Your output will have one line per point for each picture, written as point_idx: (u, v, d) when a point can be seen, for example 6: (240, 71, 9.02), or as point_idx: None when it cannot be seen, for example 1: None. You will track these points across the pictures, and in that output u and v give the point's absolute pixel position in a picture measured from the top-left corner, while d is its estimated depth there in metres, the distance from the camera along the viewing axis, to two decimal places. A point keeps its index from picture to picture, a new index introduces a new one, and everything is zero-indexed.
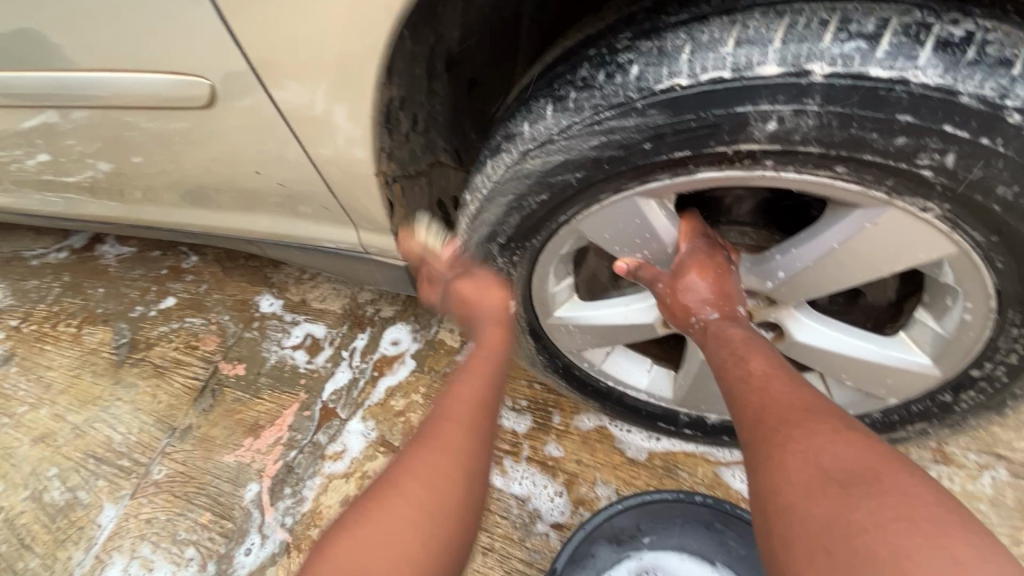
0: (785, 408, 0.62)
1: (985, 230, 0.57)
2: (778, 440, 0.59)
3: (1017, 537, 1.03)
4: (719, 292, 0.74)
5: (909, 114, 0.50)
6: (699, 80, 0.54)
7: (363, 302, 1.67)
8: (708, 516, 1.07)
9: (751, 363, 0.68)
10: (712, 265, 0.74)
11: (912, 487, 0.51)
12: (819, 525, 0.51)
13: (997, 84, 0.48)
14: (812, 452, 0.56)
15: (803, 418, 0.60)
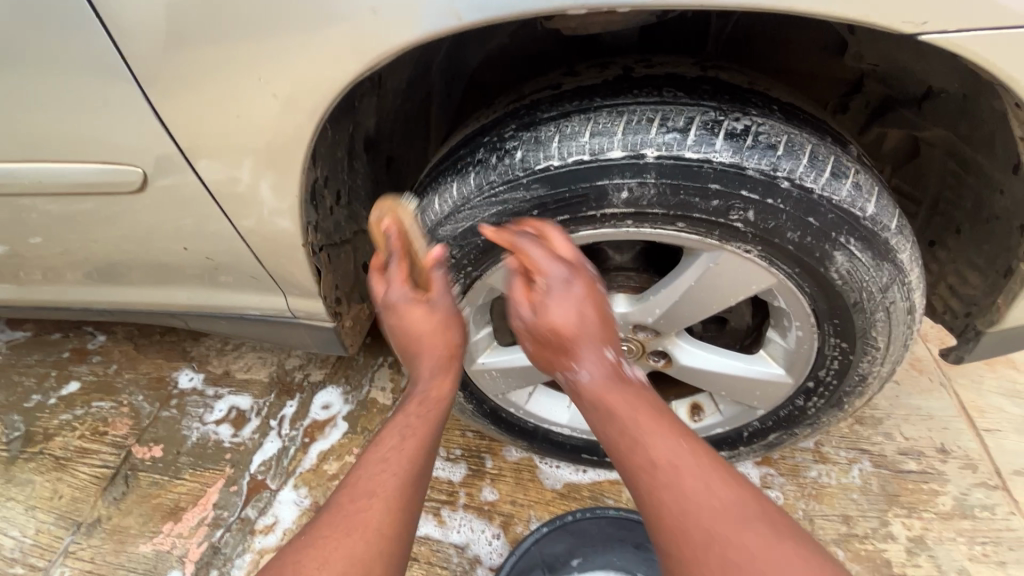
0: (657, 456, 0.67)
1: (790, 264, 0.75)
2: (655, 491, 0.65)
3: (885, 518, 1.20)
4: (580, 319, 0.74)
5: (716, 183, 0.67)
6: (567, 162, 0.69)
7: (290, 368, 1.67)
8: (640, 536, 1.19)
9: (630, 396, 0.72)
10: (571, 290, 0.74)
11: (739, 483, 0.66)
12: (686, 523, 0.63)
13: (770, 161, 0.67)
14: (675, 455, 0.67)
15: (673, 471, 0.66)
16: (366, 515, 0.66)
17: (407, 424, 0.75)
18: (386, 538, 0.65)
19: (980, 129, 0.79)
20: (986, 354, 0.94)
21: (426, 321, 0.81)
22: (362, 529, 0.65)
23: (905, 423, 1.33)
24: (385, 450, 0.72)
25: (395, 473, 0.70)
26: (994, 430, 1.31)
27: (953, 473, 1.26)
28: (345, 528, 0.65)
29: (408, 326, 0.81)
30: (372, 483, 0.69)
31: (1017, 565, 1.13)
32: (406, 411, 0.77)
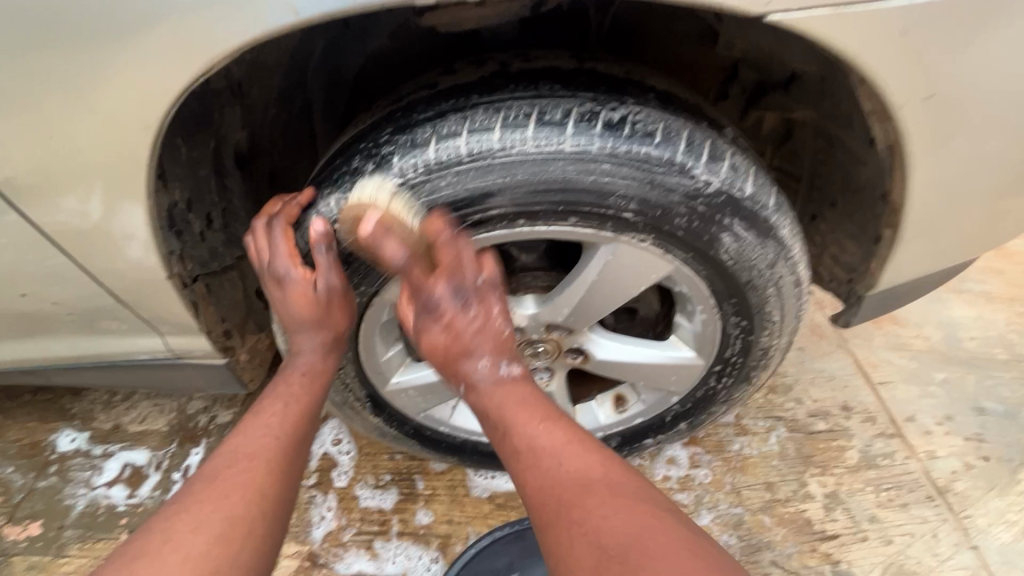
0: (524, 443, 0.69)
1: (684, 249, 0.75)
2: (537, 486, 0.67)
3: (803, 480, 1.27)
4: (443, 339, 0.75)
5: (599, 176, 0.67)
6: (447, 164, 0.66)
7: (193, 412, 1.51)
8: None
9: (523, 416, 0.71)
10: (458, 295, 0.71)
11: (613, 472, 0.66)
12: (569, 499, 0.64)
13: (649, 150, 0.67)
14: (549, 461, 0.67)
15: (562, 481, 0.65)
16: (241, 475, 0.65)
17: (282, 400, 0.75)
18: (265, 496, 0.65)
19: (837, 108, 0.84)
20: (870, 316, 1.00)
21: (297, 301, 0.75)
22: (234, 488, 0.64)
23: (811, 387, 1.42)
24: (258, 421, 0.72)
25: (272, 435, 0.71)
26: (887, 383, 1.43)
27: (856, 427, 1.35)
28: (214, 498, 0.63)
29: (286, 305, 0.77)
30: (243, 447, 0.68)
31: (917, 504, 1.23)
32: (282, 389, 0.77)
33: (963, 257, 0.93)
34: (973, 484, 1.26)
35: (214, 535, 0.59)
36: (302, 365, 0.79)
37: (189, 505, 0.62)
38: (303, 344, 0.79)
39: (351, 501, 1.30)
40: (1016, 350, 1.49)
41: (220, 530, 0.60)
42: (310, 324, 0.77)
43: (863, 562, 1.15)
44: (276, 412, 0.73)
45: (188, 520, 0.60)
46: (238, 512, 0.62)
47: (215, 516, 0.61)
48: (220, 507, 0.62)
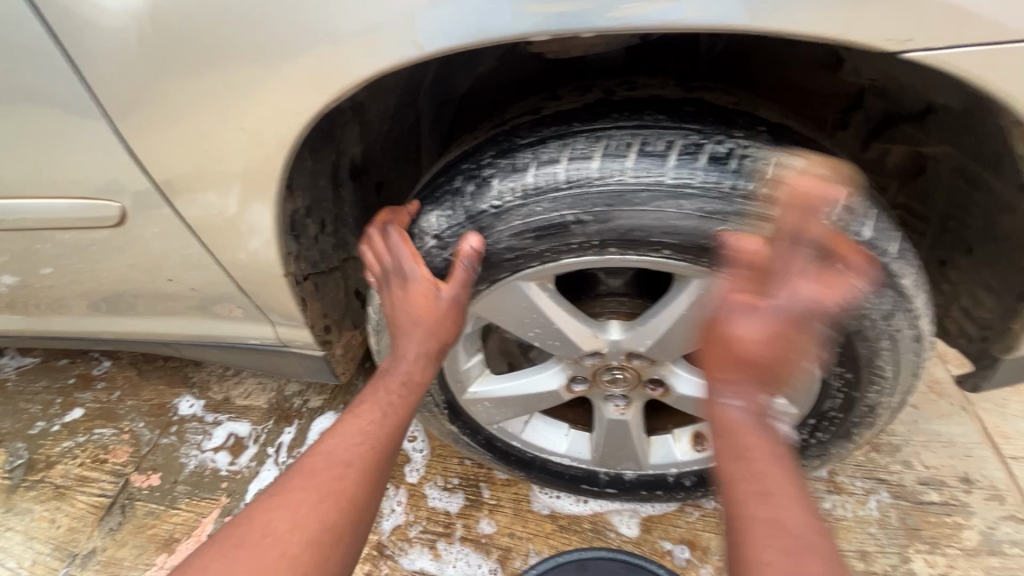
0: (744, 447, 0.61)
1: None
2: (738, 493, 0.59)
3: (906, 555, 1.12)
4: (724, 324, 0.64)
5: (699, 210, 0.66)
6: (545, 190, 0.68)
7: (290, 394, 1.66)
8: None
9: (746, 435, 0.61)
10: (412, 285, 0.76)
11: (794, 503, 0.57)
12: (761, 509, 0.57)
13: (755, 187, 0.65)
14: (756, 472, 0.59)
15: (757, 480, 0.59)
16: (337, 478, 0.69)
17: (374, 405, 0.76)
18: (359, 503, 0.69)
19: (985, 147, 0.75)
20: (1006, 380, 0.88)
21: (410, 300, 0.76)
22: (330, 491, 0.68)
23: (924, 450, 1.26)
24: (353, 423, 0.74)
25: (368, 444, 0.72)
26: (1020, 458, 1.24)
27: (978, 505, 1.18)
28: (311, 497, 0.67)
29: (402, 304, 0.77)
30: (340, 450, 0.72)
31: None
32: (372, 393, 0.78)
33: None
34: None
35: (309, 533, 0.65)
36: (399, 374, 0.79)
37: (290, 499, 0.67)
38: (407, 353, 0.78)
39: (420, 499, 1.36)
40: None
41: (312, 531, 0.65)
42: (419, 325, 0.77)
43: None
44: (377, 419, 0.75)
45: (292, 514, 0.65)
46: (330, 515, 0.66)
47: (313, 519, 0.65)
48: (316, 508, 0.66)
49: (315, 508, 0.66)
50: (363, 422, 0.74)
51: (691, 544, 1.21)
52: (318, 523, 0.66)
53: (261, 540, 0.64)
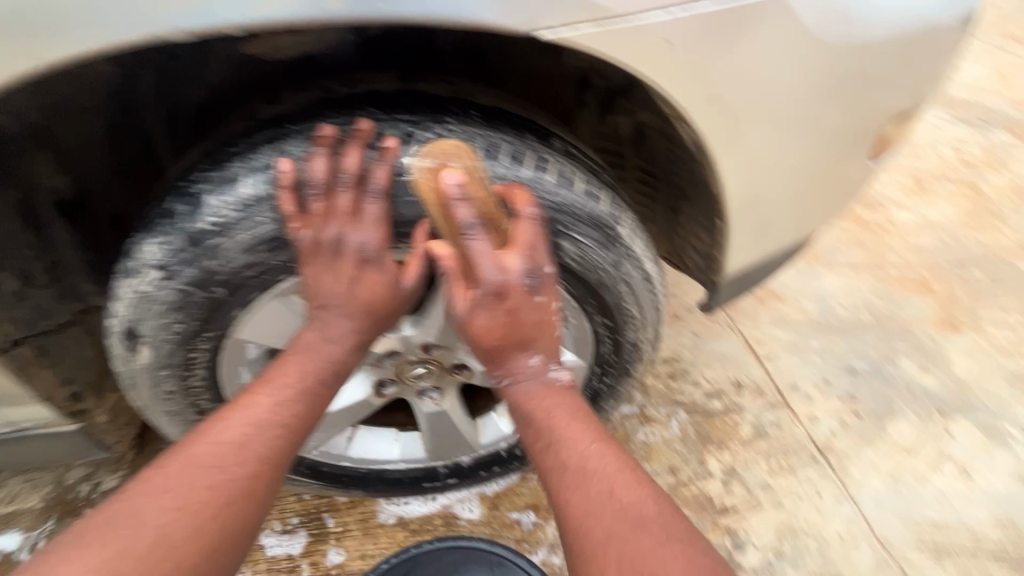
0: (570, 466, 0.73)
1: None
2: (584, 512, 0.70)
3: (703, 459, 1.31)
4: (347, 293, 0.74)
5: (427, 196, 0.72)
6: (261, 197, 0.69)
7: (73, 482, 1.35)
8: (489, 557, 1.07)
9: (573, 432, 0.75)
10: (328, 243, 0.70)
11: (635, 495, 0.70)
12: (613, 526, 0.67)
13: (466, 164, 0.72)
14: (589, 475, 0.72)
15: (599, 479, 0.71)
16: (244, 481, 0.68)
17: (292, 394, 0.75)
18: (256, 496, 0.69)
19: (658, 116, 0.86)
20: (730, 298, 1.06)
21: (351, 281, 0.74)
22: (233, 495, 0.67)
23: (707, 368, 1.48)
24: (265, 417, 0.72)
25: (276, 437, 0.72)
26: (772, 356, 1.51)
27: (748, 401, 1.42)
28: (205, 481, 0.66)
29: (333, 280, 0.73)
30: (248, 449, 0.70)
31: (803, 467, 1.30)
32: (295, 375, 0.75)
33: (799, 234, 1.00)
34: (850, 441, 1.34)
35: (191, 520, 0.63)
36: (320, 355, 0.77)
37: (185, 479, 0.65)
38: (328, 330, 0.76)
39: (257, 552, 1.23)
40: (879, 311, 1.61)
41: (199, 514, 0.64)
42: (354, 305, 0.75)
43: (758, 529, 1.21)
44: (289, 404, 0.74)
45: (183, 495, 0.64)
46: (221, 501, 0.66)
47: (202, 506, 0.64)
48: (207, 495, 0.65)
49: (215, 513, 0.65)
50: (271, 409, 0.73)
51: (534, 507, 1.28)
52: (207, 507, 0.65)
53: (144, 515, 0.62)
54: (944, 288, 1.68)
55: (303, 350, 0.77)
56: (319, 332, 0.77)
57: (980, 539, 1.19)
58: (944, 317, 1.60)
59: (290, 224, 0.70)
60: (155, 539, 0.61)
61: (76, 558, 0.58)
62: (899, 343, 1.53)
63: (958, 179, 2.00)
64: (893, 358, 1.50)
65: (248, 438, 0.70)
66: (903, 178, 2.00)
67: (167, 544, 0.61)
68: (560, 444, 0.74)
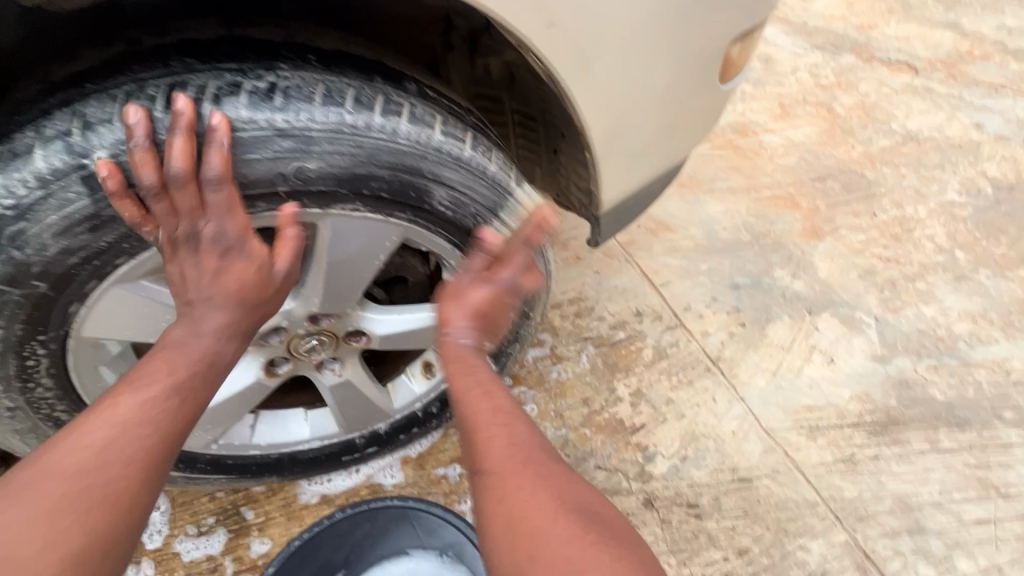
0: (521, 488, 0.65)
1: (401, 210, 0.75)
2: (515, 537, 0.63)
3: (613, 386, 1.40)
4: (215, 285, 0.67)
5: (269, 153, 0.63)
6: (61, 170, 0.59)
7: None
8: (398, 515, 0.94)
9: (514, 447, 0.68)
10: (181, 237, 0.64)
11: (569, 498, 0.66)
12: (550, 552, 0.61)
13: (308, 114, 0.64)
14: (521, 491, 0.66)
15: (513, 450, 0.67)
16: (108, 488, 0.57)
17: (164, 390, 0.63)
18: (131, 508, 0.58)
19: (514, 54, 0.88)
20: (613, 229, 1.10)
21: (211, 273, 0.66)
22: (90, 506, 0.56)
23: (609, 302, 1.55)
24: (125, 417, 0.61)
25: (150, 437, 0.61)
26: (667, 283, 1.61)
27: (648, 327, 1.51)
28: (55, 502, 0.55)
29: (198, 276, 0.66)
30: (110, 452, 0.59)
31: (699, 378, 1.42)
32: (167, 368, 0.65)
33: (668, 162, 1.05)
34: (736, 348, 1.48)
35: (50, 543, 0.53)
36: (194, 350, 0.67)
37: (33, 501, 0.54)
38: (199, 322, 0.67)
39: (172, 559, 1.16)
40: (756, 229, 1.76)
41: (52, 538, 0.53)
42: (222, 297, 0.67)
43: (664, 439, 1.30)
44: (162, 400, 0.63)
45: (32, 519, 0.53)
46: (81, 520, 0.55)
47: (56, 529, 0.54)
48: (64, 515, 0.54)
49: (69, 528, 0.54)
50: (137, 409, 0.61)
51: (460, 460, 1.30)
52: (64, 529, 0.54)
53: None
54: (808, 202, 1.86)
55: (173, 344, 0.66)
56: (190, 322, 0.67)
57: (843, 410, 1.35)
58: (809, 228, 1.78)
59: (105, 200, 0.60)
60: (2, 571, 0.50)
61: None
62: (774, 256, 1.69)
63: (815, 102, 2.19)
64: (769, 270, 1.65)
65: (113, 443, 0.59)
66: (770, 106, 2.15)
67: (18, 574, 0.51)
68: (475, 426, 0.70)
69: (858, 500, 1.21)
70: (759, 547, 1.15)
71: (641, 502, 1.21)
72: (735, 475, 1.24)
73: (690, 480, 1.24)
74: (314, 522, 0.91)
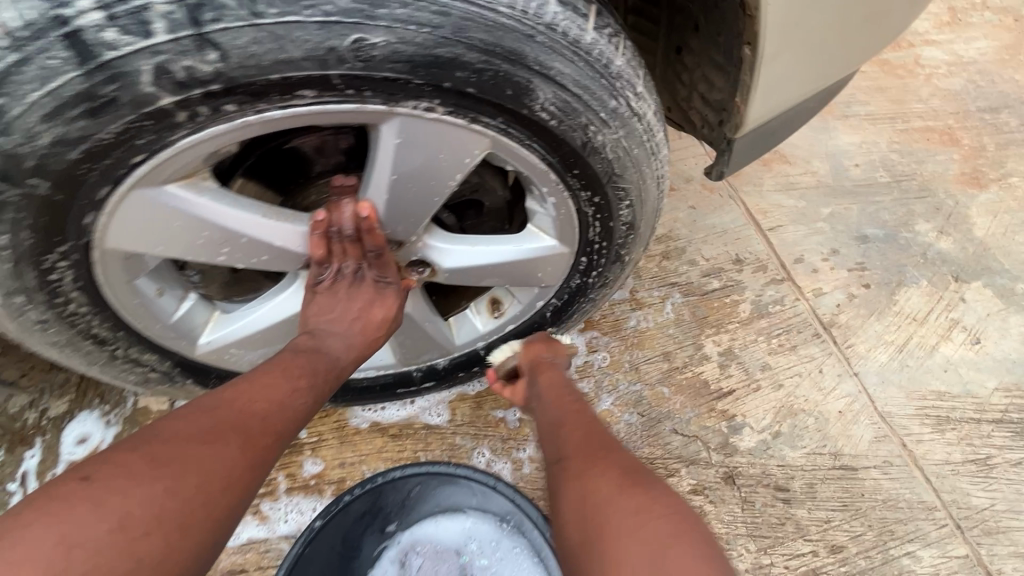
0: (578, 456, 0.75)
1: (490, 113, 0.56)
2: (570, 512, 0.68)
3: (700, 342, 1.21)
4: (359, 318, 0.80)
5: (319, 14, 0.45)
6: (33, 22, 0.41)
7: (17, 411, 1.28)
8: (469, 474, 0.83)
9: (573, 433, 0.81)
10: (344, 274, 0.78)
11: (629, 468, 0.71)
12: (614, 516, 0.64)
13: None
14: (585, 478, 0.70)
15: (588, 444, 0.77)
16: (269, 452, 0.64)
17: (306, 383, 0.72)
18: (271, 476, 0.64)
19: None
20: (745, 160, 0.86)
21: (363, 305, 0.80)
22: (264, 458, 0.63)
23: (704, 245, 1.32)
24: (285, 398, 0.68)
25: (296, 420, 0.69)
26: (777, 228, 1.35)
27: (749, 278, 1.29)
28: (232, 447, 0.60)
29: (347, 308, 0.79)
30: (272, 423, 0.65)
31: (805, 344, 1.21)
32: (311, 367, 0.74)
33: (838, 73, 0.78)
34: (855, 314, 1.24)
35: (223, 482, 0.58)
36: (323, 357, 0.76)
37: (211, 437, 0.60)
38: (330, 339, 0.78)
39: None
40: (898, 170, 1.43)
41: (226, 477, 0.58)
42: (367, 323, 0.80)
43: (756, 411, 1.13)
44: (304, 390, 0.71)
45: (208, 455, 0.58)
46: (244, 470, 0.60)
47: (228, 470, 0.59)
48: (234, 460, 0.60)
49: (240, 477, 0.59)
50: (289, 391, 0.69)
51: None
52: (230, 472, 0.59)
53: (169, 464, 0.56)
54: (971, 139, 1.48)
55: (307, 349, 0.76)
56: (324, 335, 0.78)
57: (984, 402, 1.12)
58: (969, 172, 1.43)
59: (103, 71, 0.44)
60: (182, 493, 0.55)
61: (100, 508, 0.51)
62: (917, 205, 1.38)
63: (997, 8, 1.70)
64: (909, 223, 1.35)
65: (274, 409, 0.66)
66: (936, 9, 1.69)
67: (195, 500, 0.55)
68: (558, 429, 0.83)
69: (989, 510, 1.01)
70: (857, 547, 1.00)
71: (722, 477, 1.07)
72: (836, 461, 1.07)
73: (781, 460, 1.08)
74: (370, 475, 0.81)
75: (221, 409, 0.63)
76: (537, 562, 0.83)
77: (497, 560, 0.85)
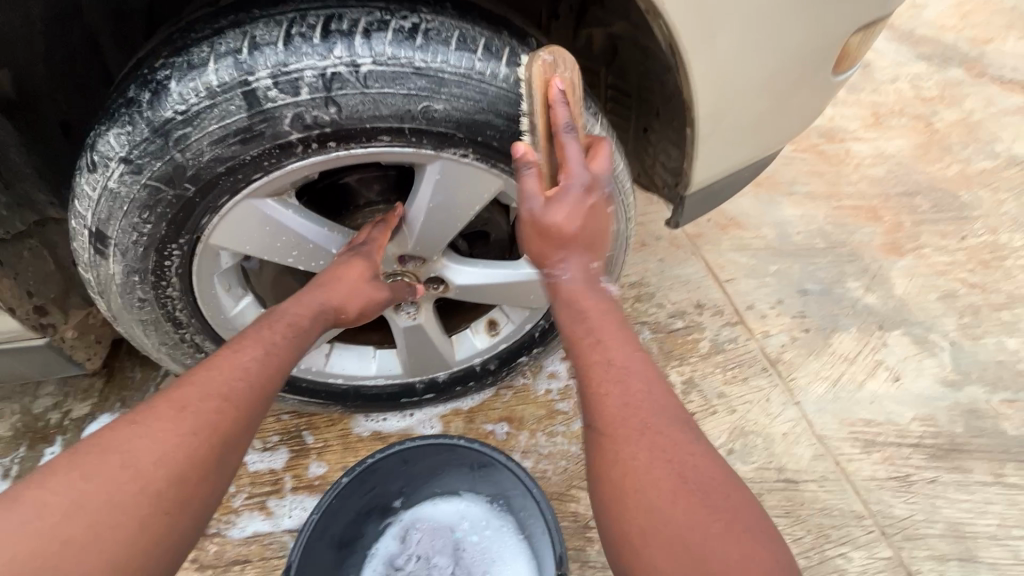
0: (636, 428, 0.64)
1: (507, 161, 0.78)
2: (630, 493, 0.61)
3: (665, 372, 1.40)
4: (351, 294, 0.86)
5: (405, 89, 0.68)
6: (226, 82, 0.65)
7: (41, 411, 1.39)
8: (470, 459, 0.98)
9: (632, 389, 0.66)
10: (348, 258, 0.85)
11: (691, 454, 0.63)
12: (672, 522, 0.58)
13: (445, 58, 0.69)
14: (648, 460, 0.62)
15: (630, 411, 0.65)
16: (218, 413, 0.68)
17: (264, 345, 0.77)
18: (229, 433, 0.68)
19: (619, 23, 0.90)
20: (696, 213, 1.10)
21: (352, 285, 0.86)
22: (212, 421, 0.67)
23: (671, 291, 1.55)
24: (235, 362, 0.73)
25: (250, 379, 0.73)
26: (732, 280, 1.58)
27: (708, 320, 1.50)
28: (177, 417, 0.66)
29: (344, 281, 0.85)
30: (220, 388, 0.70)
31: (755, 376, 1.40)
32: (266, 330, 0.79)
33: (763, 151, 1.05)
34: (797, 352, 1.45)
35: (172, 447, 0.64)
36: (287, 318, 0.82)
37: (157, 415, 0.66)
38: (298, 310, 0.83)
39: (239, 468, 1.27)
40: (832, 238, 1.70)
41: (174, 444, 0.64)
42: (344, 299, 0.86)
43: (712, 430, 1.31)
44: (258, 351, 0.76)
45: (157, 428, 0.65)
46: (191, 435, 0.65)
47: (176, 437, 0.65)
48: (179, 428, 0.65)
49: (187, 441, 0.65)
50: (240, 357, 0.74)
51: (508, 420, 1.35)
52: (176, 441, 0.64)
53: (125, 444, 0.63)
54: (892, 216, 1.78)
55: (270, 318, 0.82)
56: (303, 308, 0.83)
57: (904, 429, 1.31)
58: (890, 242, 1.71)
59: (259, 115, 0.66)
60: (136, 467, 0.62)
61: (64, 488, 0.59)
62: (848, 267, 1.64)
63: (913, 115, 2.06)
64: (841, 281, 1.60)
65: (220, 377, 0.71)
66: (862, 113, 2.05)
67: (147, 471, 0.62)
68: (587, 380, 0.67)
69: (909, 519, 1.20)
70: (798, 548, 1.16)
71: None
72: (781, 475, 1.24)
73: None
74: (389, 444, 0.95)
75: (160, 396, 0.68)
76: (521, 539, 0.98)
77: (486, 537, 1.00)
